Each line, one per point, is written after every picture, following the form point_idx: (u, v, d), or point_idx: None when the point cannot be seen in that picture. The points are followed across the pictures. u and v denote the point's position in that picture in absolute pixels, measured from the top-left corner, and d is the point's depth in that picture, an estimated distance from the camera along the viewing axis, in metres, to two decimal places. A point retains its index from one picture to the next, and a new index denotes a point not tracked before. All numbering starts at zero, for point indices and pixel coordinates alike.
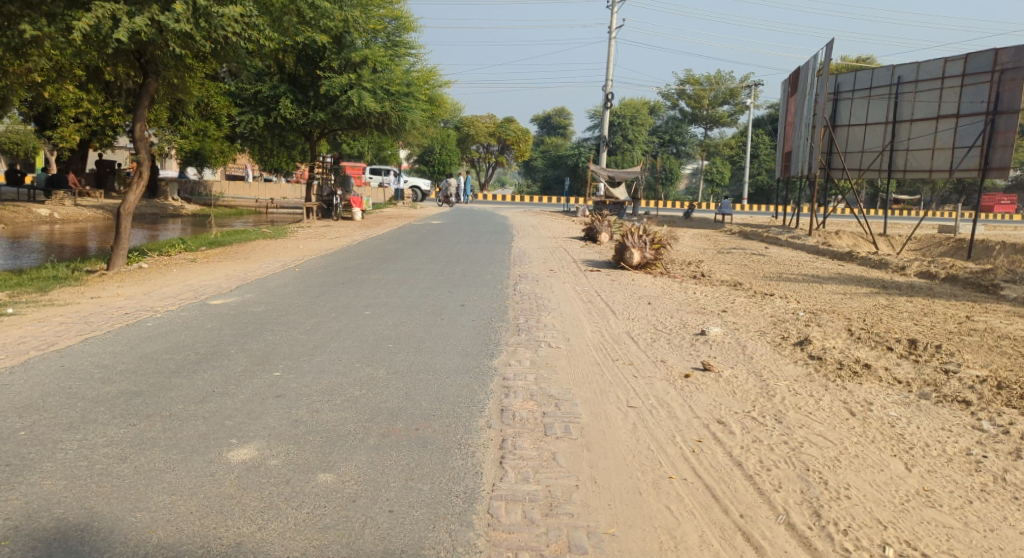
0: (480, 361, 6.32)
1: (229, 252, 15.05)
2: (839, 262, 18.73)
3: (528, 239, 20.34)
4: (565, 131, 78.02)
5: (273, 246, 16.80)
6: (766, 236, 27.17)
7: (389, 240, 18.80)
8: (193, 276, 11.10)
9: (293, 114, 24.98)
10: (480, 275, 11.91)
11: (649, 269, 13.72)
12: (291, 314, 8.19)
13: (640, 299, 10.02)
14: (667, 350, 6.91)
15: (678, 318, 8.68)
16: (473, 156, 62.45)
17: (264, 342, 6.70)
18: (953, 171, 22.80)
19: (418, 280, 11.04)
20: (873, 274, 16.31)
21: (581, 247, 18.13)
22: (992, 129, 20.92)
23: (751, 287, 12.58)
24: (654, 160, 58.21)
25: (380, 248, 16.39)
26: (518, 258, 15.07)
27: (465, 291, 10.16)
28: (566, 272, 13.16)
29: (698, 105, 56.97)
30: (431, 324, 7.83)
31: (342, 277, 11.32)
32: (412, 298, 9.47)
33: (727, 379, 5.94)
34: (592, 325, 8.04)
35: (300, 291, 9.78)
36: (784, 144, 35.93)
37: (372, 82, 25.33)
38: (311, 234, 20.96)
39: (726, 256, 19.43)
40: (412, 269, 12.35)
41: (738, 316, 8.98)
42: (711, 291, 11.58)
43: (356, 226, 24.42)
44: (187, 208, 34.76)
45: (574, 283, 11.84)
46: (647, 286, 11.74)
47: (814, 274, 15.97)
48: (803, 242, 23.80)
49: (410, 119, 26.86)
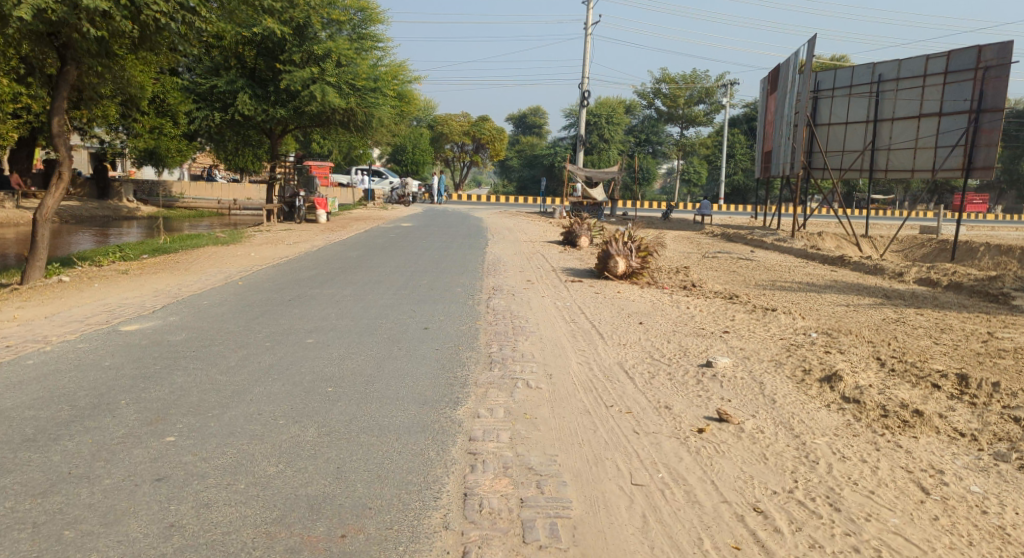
0: (439, 412, 5.03)
1: (169, 261, 13.66)
2: (831, 267, 17.70)
3: (503, 243, 19.09)
4: (541, 130, 76.91)
5: (222, 253, 15.40)
6: (748, 238, 26.18)
7: (353, 245, 17.44)
8: (115, 293, 9.76)
9: (251, 110, 23.53)
10: (448, 290, 10.63)
11: (635, 279, 12.54)
12: (215, 343, 6.85)
13: (629, 319, 8.80)
14: (670, 393, 5.66)
15: (677, 344, 7.44)
16: (447, 156, 61.09)
17: (169, 386, 5.38)
18: (936, 170, 22.01)
19: (378, 297, 9.74)
20: (870, 281, 15.24)
21: (559, 254, 16.93)
22: (976, 128, 20.12)
23: (746, 299, 11.41)
24: (630, 159, 57.27)
25: (341, 256, 15.05)
26: (491, 267, 13.82)
27: (430, 310, 8.87)
28: (545, 284, 11.93)
29: (674, 105, 56.07)
30: (385, 356, 6.53)
31: (291, 292, 9.98)
32: (366, 320, 8.16)
33: (752, 434, 4.69)
34: (579, 356, 6.79)
35: (236, 312, 8.43)
36: (764, 144, 35.03)
37: (336, 76, 23.90)
38: (268, 239, 19.53)
39: (713, 262, 18.33)
40: (372, 282, 11.05)
41: (745, 340, 7.76)
42: (706, 306, 10.40)
43: (321, 230, 23.03)
44: (143, 211, 33.05)
45: (555, 297, 10.61)
46: (634, 300, 10.54)
47: (809, 282, 14.85)
48: (790, 245, 22.79)
49: (377, 116, 25.57)
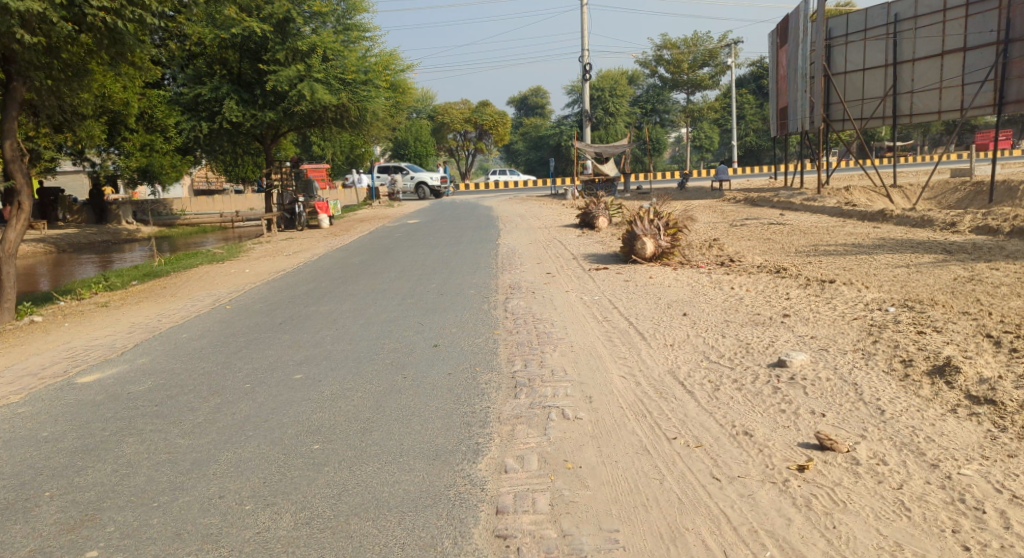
0: (454, 469, 3.89)
1: (157, 287, 12.65)
2: (872, 224, 16.31)
3: (516, 232, 17.96)
4: (544, 110, 75.44)
5: (216, 272, 14.35)
6: (773, 201, 24.75)
7: (357, 250, 16.36)
8: (87, 331, 8.75)
9: (239, 116, 22.47)
10: (460, 294, 9.48)
11: (666, 260, 11.34)
12: (185, 391, 5.75)
13: (670, 311, 7.59)
14: (745, 411, 4.45)
15: (734, 338, 6.22)
16: (451, 146, 59.83)
17: (112, 464, 4.28)
18: (965, 110, 20.47)
19: (381, 310, 8.62)
20: (921, 235, 13.84)
21: (577, 238, 15.78)
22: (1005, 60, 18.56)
23: (794, 271, 10.13)
24: (638, 131, 55.71)
25: (344, 263, 13.97)
26: (506, 260, 12.69)
27: (440, 322, 7.73)
28: (568, 275, 10.77)
29: (678, 70, 54.33)
30: (387, 390, 5.41)
31: (283, 313, 8.86)
32: (367, 341, 7.03)
33: (873, 468, 3.48)
34: (623, 368, 5.60)
35: (216, 346, 7.33)
36: (777, 100, 33.45)
37: (323, 71, 22.73)
38: (269, 251, 18.47)
39: (743, 230, 17.04)
40: (375, 293, 9.94)
41: (814, 325, 6.51)
42: (753, 285, 9.14)
43: (324, 235, 21.95)
44: (145, 231, 32.22)
45: (580, 290, 9.46)
46: (670, 286, 9.32)
47: (854, 243, 13.53)
48: (821, 204, 21.35)
49: (371, 110, 24.40)
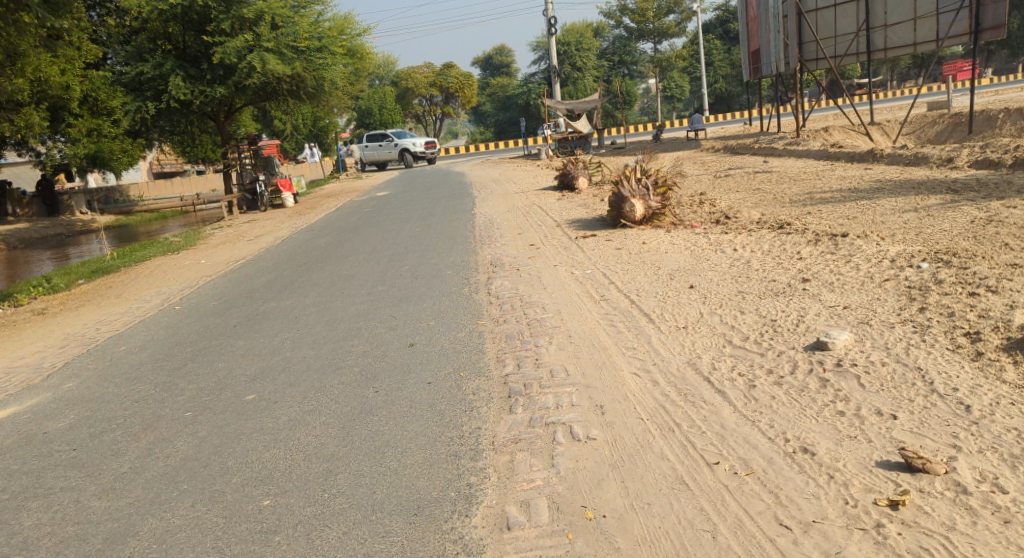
0: (444, 529, 3.07)
1: (105, 286, 11.61)
2: (863, 166, 15.57)
3: (492, 199, 17.05)
4: (510, 69, 73.85)
5: (170, 264, 13.25)
6: (754, 147, 23.96)
7: (324, 229, 15.36)
8: (18, 348, 7.77)
9: (187, 93, 21.12)
10: (437, 276, 8.59)
11: (656, 222, 10.58)
12: (116, 425, 4.85)
13: (674, 283, 6.76)
14: (794, 414, 3.65)
15: (755, 314, 5.41)
16: (418, 112, 58.15)
17: (10, 546, 3.40)
18: (941, 40, 19.75)
19: (350, 302, 7.73)
20: (918, 174, 13.14)
21: (557, 202, 14.93)
22: None
23: (798, 224, 9.33)
24: (607, 84, 54.46)
25: (308, 245, 12.99)
26: (485, 232, 11.81)
27: (415, 313, 6.86)
28: (553, 245, 9.94)
29: (643, 19, 53.06)
30: (358, 411, 4.57)
31: (238, 312, 7.91)
32: (335, 344, 6.17)
33: (990, 503, 2.73)
34: (635, 362, 4.79)
35: (159, 359, 6.40)
36: (748, 43, 32.54)
37: (274, 41, 21.37)
38: (229, 236, 17.37)
39: (729, 181, 16.26)
40: (343, 280, 9.03)
41: (843, 291, 5.70)
42: (757, 245, 8.35)
43: (289, 215, 20.86)
44: (102, 221, 30.81)
45: (568, 263, 8.64)
46: (667, 253, 8.50)
47: (850, 188, 12.80)
48: (805, 148, 20.58)
49: (328, 78, 23.13)
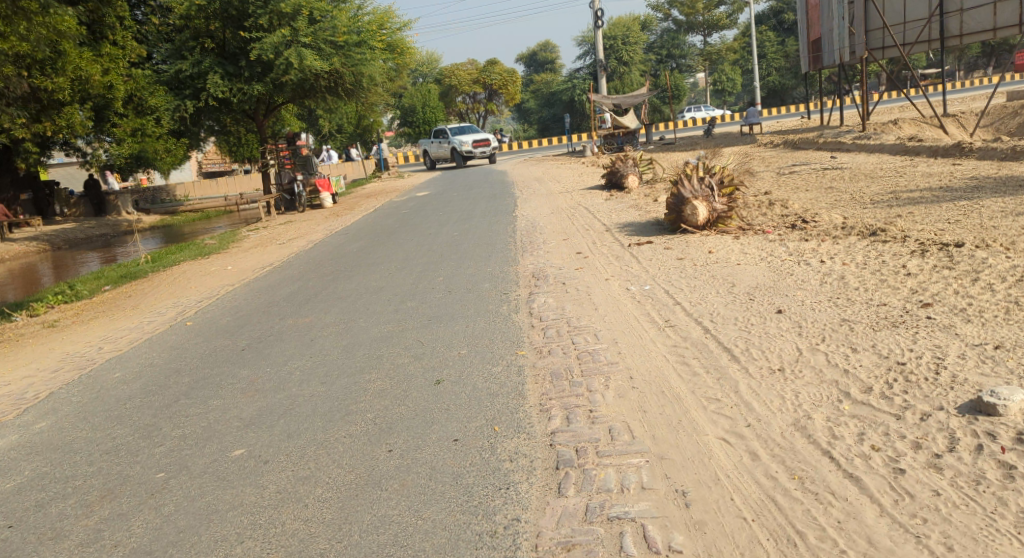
0: None
1: (124, 293, 10.78)
2: (949, 162, 14.10)
3: (537, 199, 16.01)
4: (554, 66, 72.87)
5: (195, 269, 12.41)
6: (818, 142, 22.41)
7: (359, 233, 14.47)
8: (11, 369, 6.89)
9: (225, 91, 20.48)
10: (473, 292, 7.57)
11: (723, 226, 9.40)
12: (68, 484, 3.86)
13: (757, 307, 5.60)
14: (981, 530, 2.51)
15: (872, 353, 4.23)
16: (461, 109, 57.20)
17: None
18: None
19: (373, 322, 6.72)
20: (1015, 171, 11.75)
21: (608, 202, 13.84)
22: None
23: (893, 230, 8.08)
24: (655, 79, 52.98)
25: (339, 251, 12.06)
26: (528, 238, 10.76)
27: (445, 340, 5.83)
28: (606, 253, 8.85)
29: (692, 11, 51.69)
30: (360, 477, 3.54)
31: (247, 329, 6.92)
32: (346, 376, 5.15)
33: None
34: (722, 422, 3.66)
35: (145, 390, 5.38)
36: (807, 33, 30.82)
37: (312, 35, 20.62)
38: (263, 238, 16.61)
39: (795, 180, 14.99)
40: (371, 294, 8.04)
41: (983, 322, 4.51)
42: (848, 256, 7.15)
43: (326, 216, 20.03)
44: (144, 221, 30.59)
45: (624, 275, 7.54)
46: (741, 266, 7.34)
47: (939, 188, 11.46)
48: (876, 142, 19.05)
49: (367, 74, 22.31)
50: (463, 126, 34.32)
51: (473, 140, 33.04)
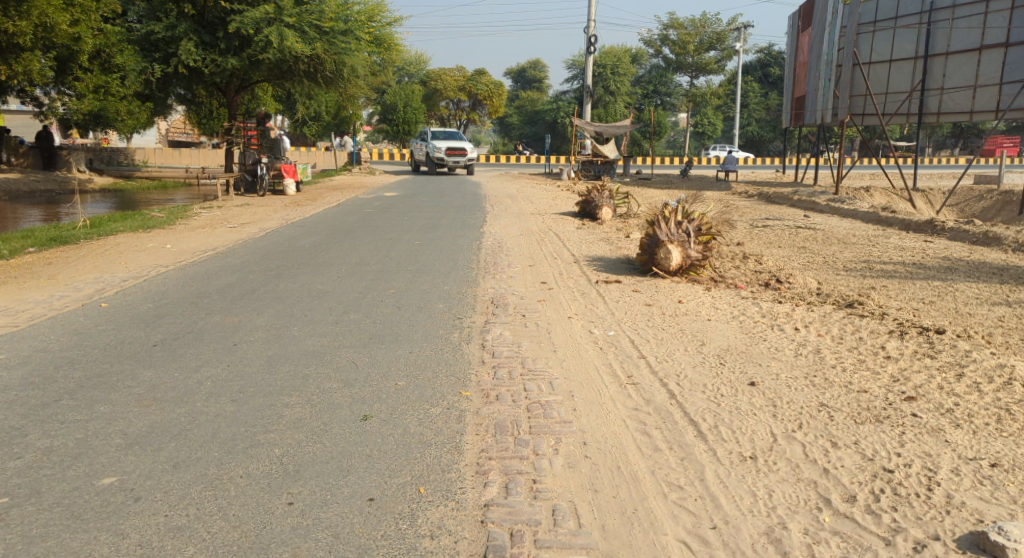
0: None
1: (46, 259, 9.93)
2: (921, 237, 13.95)
3: (505, 217, 15.50)
4: (541, 85, 72.84)
5: (131, 241, 11.60)
6: (792, 199, 22.34)
7: (315, 227, 13.77)
8: None
9: (196, 60, 19.63)
10: (424, 312, 6.97)
11: (695, 274, 8.99)
12: None
13: (729, 375, 5.11)
14: None
15: (855, 453, 3.76)
16: (443, 114, 56.59)
17: None
18: (1000, 110, 20.95)
19: (308, 333, 6.09)
20: (988, 257, 11.59)
21: (577, 231, 13.39)
22: None
23: (870, 303, 7.73)
24: (638, 112, 53.15)
25: (290, 245, 11.37)
26: (491, 259, 10.22)
27: (382, 367, 5.22)
28: (571, 287, 8.36)
29: (683, 52, 52.08)
30: (245, 536, 2.94)
31: (166, 321, 6.24)
32: (262, 395, 4.53)
33: None
34: (684, 519, 3.15)
35: (27, 382, 4.66)
36: (793, 89, 31.03)
37: (296, 16, 19.90)
38: (213, 218, 15.78)
39: (768, 234, 14.75)
40: (312, 299, 7.39)
41: (976, 430, 4.08)
42: (823, 327, 6.76)
43: (285, 204, 19.21)
44: (96, 182, 29.33)
45: (586, 315, 7.04)
46: (712, 323, 6.89)
47: (913, 264, 11.23)
48: (850, 207, 19.00)
49: (348, 64, 21.63)
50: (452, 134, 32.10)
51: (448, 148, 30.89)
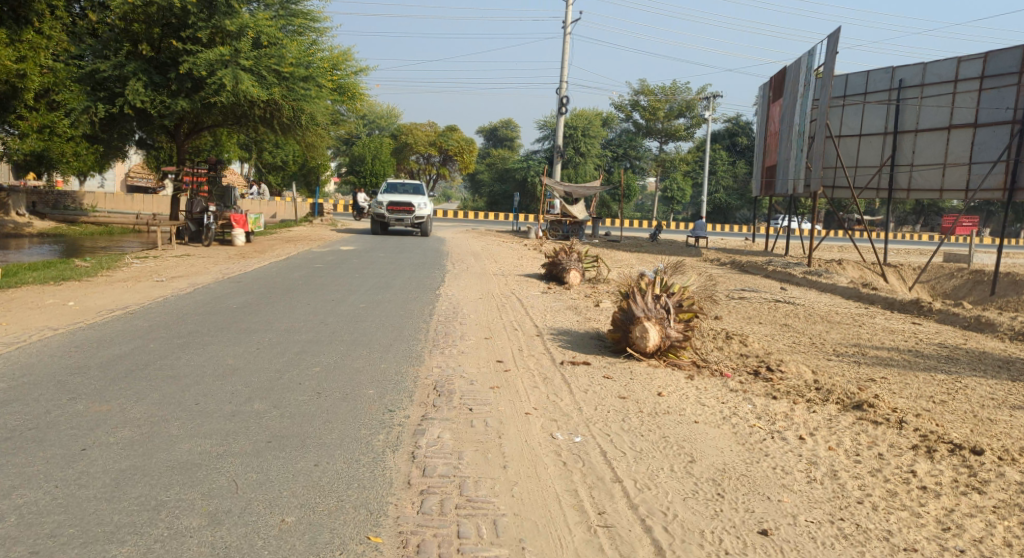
0: None
1: None
2: (908, 318, 13.08)
3: (465, 279, 14.33)
4: (513, 143, 72.80)
5: (32, 295, 10.16)
6: (766, 269, 21.60)
7: (253, 283, 12.46)
8: None
9: (144, 101, 18.31)
10: (347, 402, 5.67)
11: (674, 357, 7.81)
12: None
13: (731, 517, 3.92)
14: None
15: None
16: (412, 168, 55.84)
17: None
18: (970, 190, 20.50)
19: (188, 433, 4.74)
20: (984, 345, 10.66)
21: (542, 297, 12.25)
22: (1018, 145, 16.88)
23: (880, 404, 6.62)
24: (608, 175, 52.97)
25: (216, 305, 10.00)
26: (443, 329, 8.99)
27: (271, 492, 3.91)
28: (532, 369, 7.13)
29: (653, 118, 52.29)
30: None
31: (6, 413, 4.86)
32: (83, 545, 3.21)
33: None
34: None
35: None
36: (764, 158, 30.69)
37: (253, 59, 18.89)
38: (143, 270, 14.37)
39: (746, 308, 13.76)
40: (217, 381, 6.03)
41: None
42: (835, 437, 5.60)
43: (230, 255, 17.80)
44: (36, 225, 27.66)
45: (547, 410, 5.80)
46: (699, 425, 5.68)
47: (906, 350, 10.25)
48: (827, 280, 18.24)
49: (308, 112, 20.57)
50: (413, 184, 25.75)
51: (390, 203, 24.56)
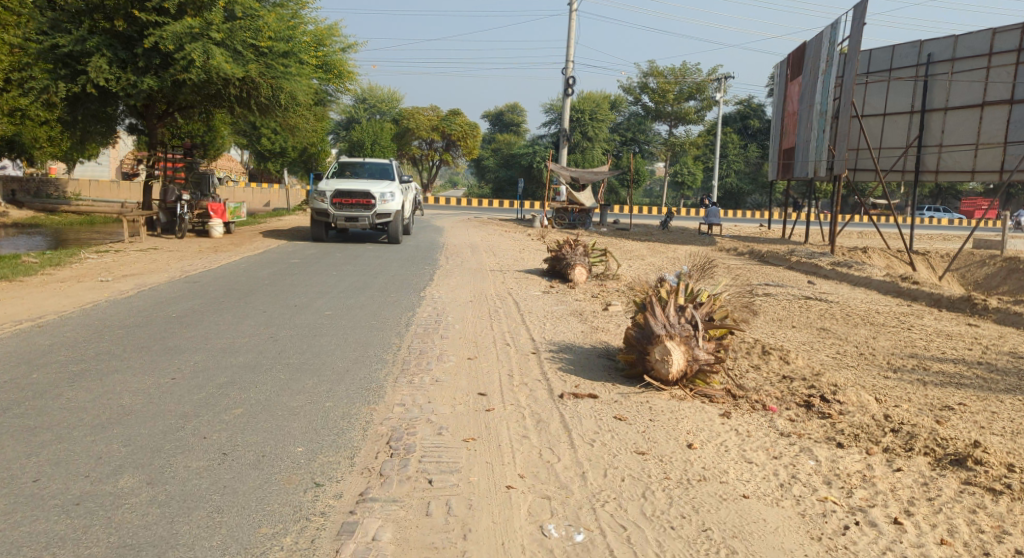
0: None
1: None
2: (963, 321, 11.34)
3: (457, 275, 12.73)
4: (519, 128, 70.69)
5: None
6: (789, 259, 19.90)
7: (211, 283, 10.92)
8: None
9: (108, 80, 16.68)
10: (258, 471, 4.05)
11: (704, 383, 6.18)
12: None
13: None
14: None
15: None
16: (414, 154, 54.24)
17: None
18: (1006, 171, 18.69)
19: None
20: None
21: (542, 299, 10.64)
22: None
23: (984, 456, 4.95)
24: (616, 160, 51.07)
25: (152, 312, 8.42)
26: (418, 344, 7.38)
27: None
28: (521, 404, 5.53)
29: (662, 100, 50.32)
30: None
31: None
32: None
33: None
34: None
35: None
36: (781, 140, 28.80)
37: (228, 33, 17.31)
38: (98, 266, 12.90)
39: (773, 307, 12.10)
40: (88, 437, 4.42)
41: None
42: (945, 522, 3.94)
43: (202, 247, 16.28)
44: (12, 215, 26.18)
45: (535, 478, 4.16)
46: (751, 503, 4.02)
47: (974, 364, 8.54)
48: (857, 272, 16.61)
49: (289, 90, 19.01)
50: (382, 166, 20.00)
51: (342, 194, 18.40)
